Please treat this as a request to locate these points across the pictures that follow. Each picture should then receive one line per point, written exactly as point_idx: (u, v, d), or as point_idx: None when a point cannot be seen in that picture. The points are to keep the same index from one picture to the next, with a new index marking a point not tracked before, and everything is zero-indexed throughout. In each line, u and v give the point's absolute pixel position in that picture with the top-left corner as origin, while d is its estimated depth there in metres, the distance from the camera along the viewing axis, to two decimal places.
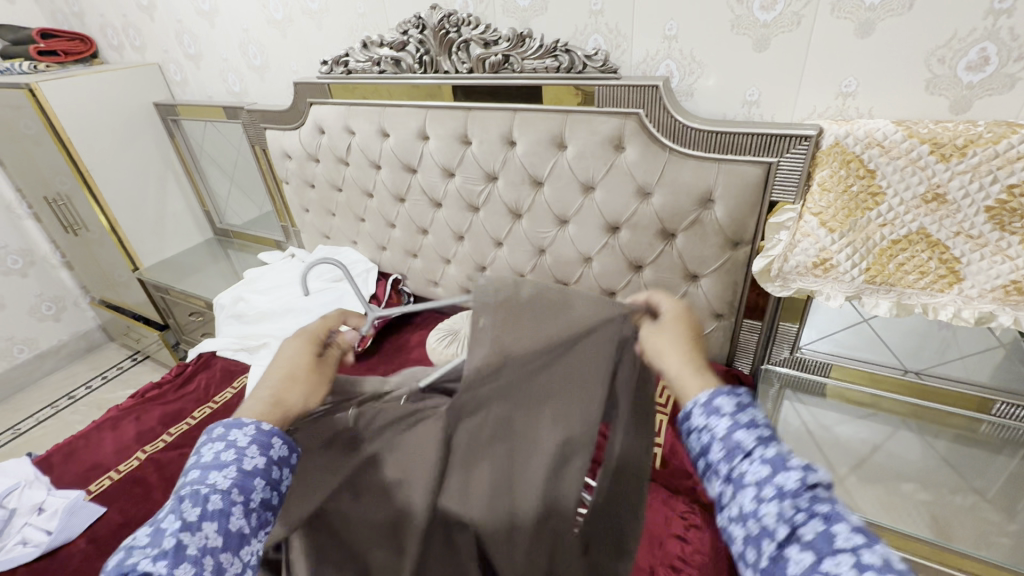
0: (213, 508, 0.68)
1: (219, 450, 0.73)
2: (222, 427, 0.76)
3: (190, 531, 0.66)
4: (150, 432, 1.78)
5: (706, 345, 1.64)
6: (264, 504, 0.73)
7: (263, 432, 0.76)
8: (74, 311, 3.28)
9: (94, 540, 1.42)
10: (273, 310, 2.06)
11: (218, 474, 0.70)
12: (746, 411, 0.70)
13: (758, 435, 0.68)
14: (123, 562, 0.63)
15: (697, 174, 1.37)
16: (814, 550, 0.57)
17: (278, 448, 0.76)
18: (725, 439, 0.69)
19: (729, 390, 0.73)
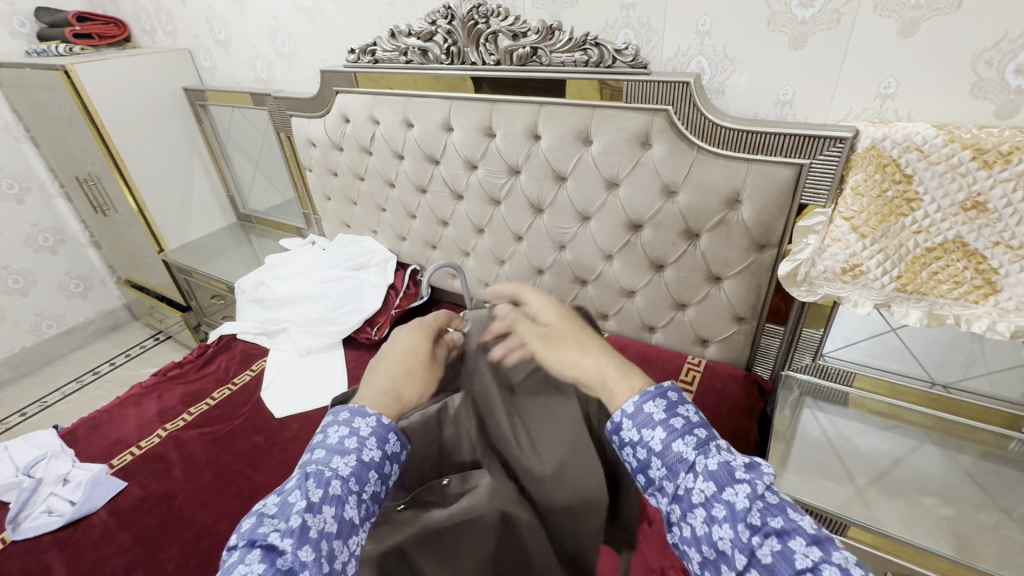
0: (332, 493, 0.75)
1: (344, 436, 0.82)
2: (348, 413, 0.87)
3: (313, 513, 0.72)
4: (171, 410, 1.81)
5: (725, 348, 1.62)
6: (374, 497, 0.80)
7: (382, 426, 0.85)
8: (101, 290, 3.37)
9: (115, 513, 1.45)
10: (293, 296, 2.09)
11: (342, 459, 0.79)
12: (677, 413, 0.83)
13: (694, 443, 0.80)
14: (255, 529, 0.72)
15: (725, 173, 1.34)
16: (772, 569, 0.67)
17: (392, 444, 0.85)
18: (664, 454, 0.80)
19: (656, 395, 0.86)
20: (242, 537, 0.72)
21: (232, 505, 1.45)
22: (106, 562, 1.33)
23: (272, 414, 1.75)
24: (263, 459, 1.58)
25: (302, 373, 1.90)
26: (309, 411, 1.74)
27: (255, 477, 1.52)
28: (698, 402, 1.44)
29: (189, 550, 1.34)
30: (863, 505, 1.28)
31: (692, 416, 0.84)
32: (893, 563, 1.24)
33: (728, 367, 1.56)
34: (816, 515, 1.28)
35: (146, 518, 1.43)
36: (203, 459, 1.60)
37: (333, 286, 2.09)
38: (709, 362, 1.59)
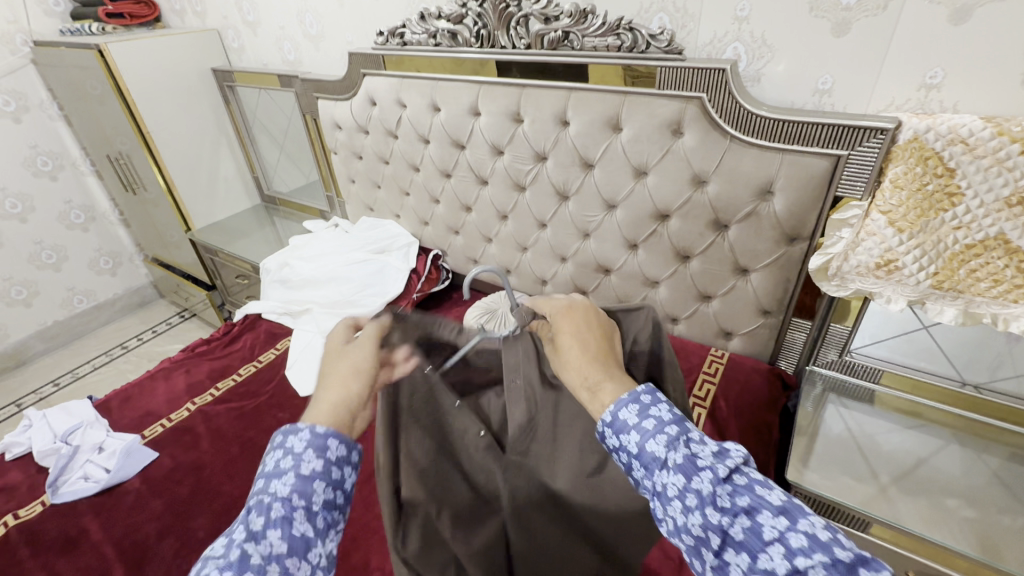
0: (275, 515, 0.70)
1: (279, 460, 0.76)
2: (279, 436, 0.79)
3: (255, 541, 0.67)
4: (199, 385, 1.86)
5: (750, 342, 1.60)
6: (326, 505, 0.75)
7: (318, 436, 0.79)
8: (129, 267, 3.45)
9: (147, 481, 1.51)
10: (318, 278, 2.12)
11: (277, 483, 0.73)
12: (650, 414, 0.76)
13: (666, 440, 0.73)
14: (200, 572, 0.65)
15: (758, 164, 1.31)
16: (747, 548, 0.64)
17: (335, 449, 0.79)
18: (641, 455, 0.74)
19: (627, 399, 0.78)
20: None
21: None
22: (138, 528, 1.38)
23: (296, 391, 1.78)
24: None
25: (326, 353, 1.94)
26: None
27: None
28: (722, 395, 1.43)
29: (217, 520, 1.38)
30: (887, 502, 1.27)
31: (665, 412, 0.77)
32: (914, 561, 1.23)
33: (753, 360, 1.55)
34: (838, 511, 1.28)
35: (176, 488, 1.48)
36: (230, 433, 1.64)
37: (356, 269, 2.12)
38: (732, 354, 1.58)
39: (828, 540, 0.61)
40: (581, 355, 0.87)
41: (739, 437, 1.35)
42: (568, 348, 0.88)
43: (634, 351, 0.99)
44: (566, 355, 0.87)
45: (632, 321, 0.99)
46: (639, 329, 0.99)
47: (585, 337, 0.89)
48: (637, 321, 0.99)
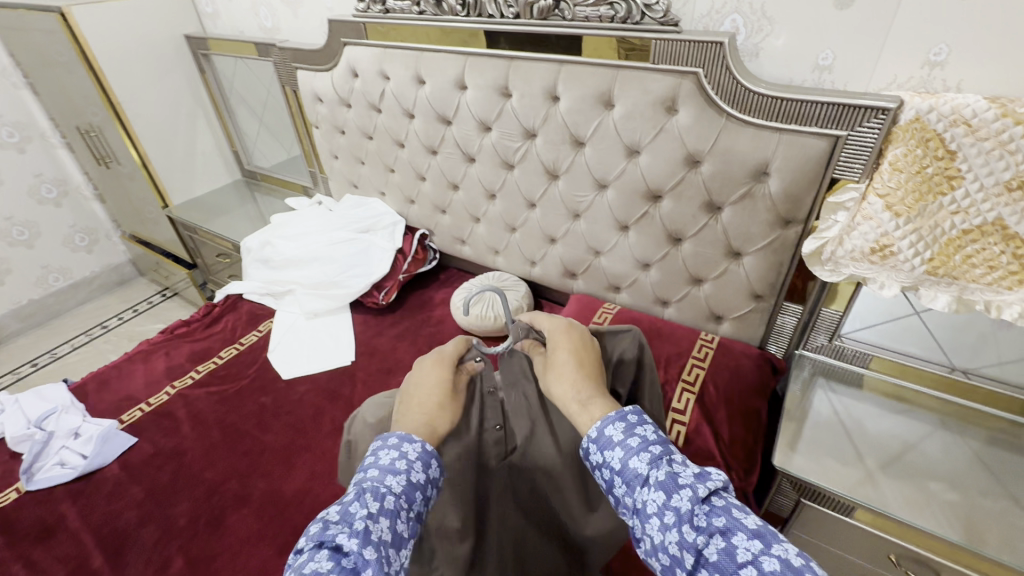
0: (389, 507, 0.70)
1: (394, 457, 0.76)
2: (395, 437, 0.79)
3: (374, 521, 0.68)
4: (179, 368, 1.81)
5: (740, 326, 1.58)
6: (419, 515, 0.75)
7: (427, 451, 0.80)
8: (107, 244, 3.34)
9: (125, 468, 1.47)
10: (300, 257, 2.05)
11: (394, 478, 0.73)
12: (635, 432, 0.76)
13: (649, 457, 0.73)
14: (321, 533, 0.66)
15: (754, 144, 1.27)
16: (720, 570, 0.62)
17: (435, 468, 0.80)
18: (622, 472, 0.74)
19: (613, 416, 0.79)
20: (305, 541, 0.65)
21: (241, 464, 1.46)
22: (118, 516, 1.35)
23: (279, 375, 1.75)
24: (271, 420, 1.59)
25: (310, 336, 1.91)
26: (317, 373, 1.75)
27: (263, 438, 1.53)
28: (712, 380, 1.40)
29: (198, 507, 1.36)
30: (872, 486, 1.28)
31: (651, 433, 0.77)
32: (897, 545, 1.24)
33: (743, 345, 1.53)
34: (823, 496, 1.28)
35: (156, 475, 1.45)
36: (211, 418, 1.61)
37: (340, 249, 2.06)
38: (722, 338, 1.56)
39: (800, 566, 0.59)
40: (569, 376, 0.87)
41: (726, 423, 1.33)
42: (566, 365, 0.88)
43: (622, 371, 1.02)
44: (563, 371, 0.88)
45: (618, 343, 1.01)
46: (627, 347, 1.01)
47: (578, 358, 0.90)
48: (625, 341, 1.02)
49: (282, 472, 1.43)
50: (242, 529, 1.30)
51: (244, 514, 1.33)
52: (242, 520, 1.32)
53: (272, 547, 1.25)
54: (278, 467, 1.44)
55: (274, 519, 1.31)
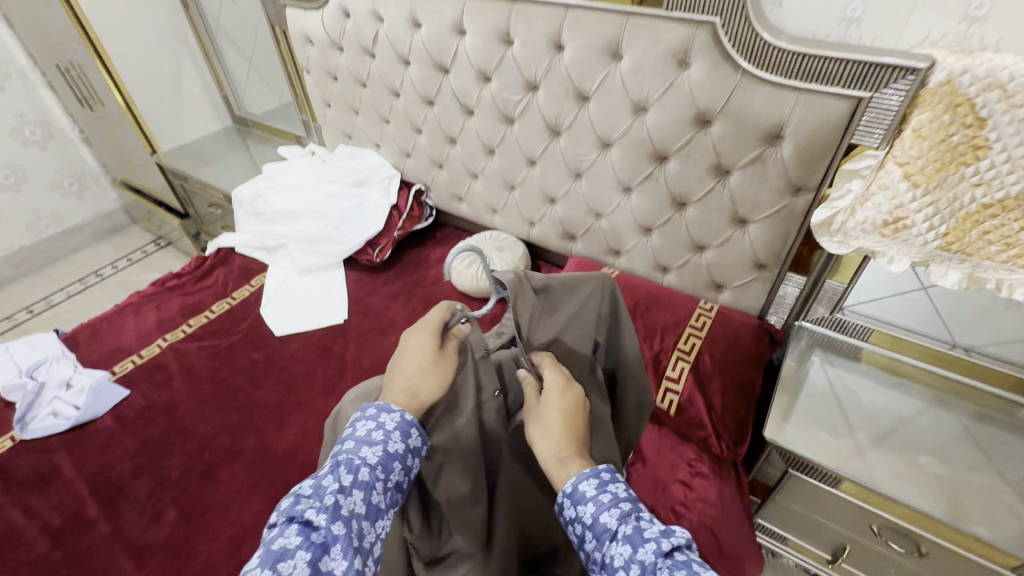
0: (363, 479, 0.72)
1: (370, 428, 0.79)
2: (374, 408, 0.83)
3: (345, 494, 0.69)
4: (170, 321, 1.79)
5: (740, 295, 1.55)
6: (398, 486, 0.77)
7: (406, 420, 0.82)
8: (97, 189, 3.26)
9: (119, 420, 1.48)
10: (293, 211, 2.00)
11: (370, 449, 0.75)
12: (607, 488, 0.78)
13: (619, 513, 0.75)
14: (291, 507, 0.67)
15: (769, 104, 1.18)
16: None
17: (414, 438, 0.82)
18: (593, 526, 0.75)
19: (588, 471, 0.80)
20: (275, 515, 0.66)
21: (232, 419, 1.47)
22: (112, 467, 1.37)
23: (272, 331, 1.73)
24: (262, 376, 1.58)
25: (302, 292, 1.88)
26: (308, 330, 1.74)
27: (255, 394, 1.53)
28: (708, 349, 1.38)
29: (191, 460, 1.37)
30: (859, 459, 1.28)
31: (622, 490, 0.79)
32: (879, 516, 1.24)
33: (743, 315, 1.50)
34: (811, 468, 1.27)
35: (148, 427, 1.46)
36: (203, 373, 1.60)
37: (334, 203, 2.00)
38: (722, 307, 1.53)
39: None
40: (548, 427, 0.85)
41: (720, 394, 1.32)
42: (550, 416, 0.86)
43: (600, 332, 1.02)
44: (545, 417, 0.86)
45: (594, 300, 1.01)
46: (606, 307, 1.01)
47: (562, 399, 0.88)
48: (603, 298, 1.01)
49: (274, 427, 1.44)
50: (234, 482, 1.32)
51: (237, 468, 1.35)
52: (234, 474, 1.34)
53: (264, 500, 1.27)
54: (270, 423, 1.45)
55: (266, 473, 1.33)
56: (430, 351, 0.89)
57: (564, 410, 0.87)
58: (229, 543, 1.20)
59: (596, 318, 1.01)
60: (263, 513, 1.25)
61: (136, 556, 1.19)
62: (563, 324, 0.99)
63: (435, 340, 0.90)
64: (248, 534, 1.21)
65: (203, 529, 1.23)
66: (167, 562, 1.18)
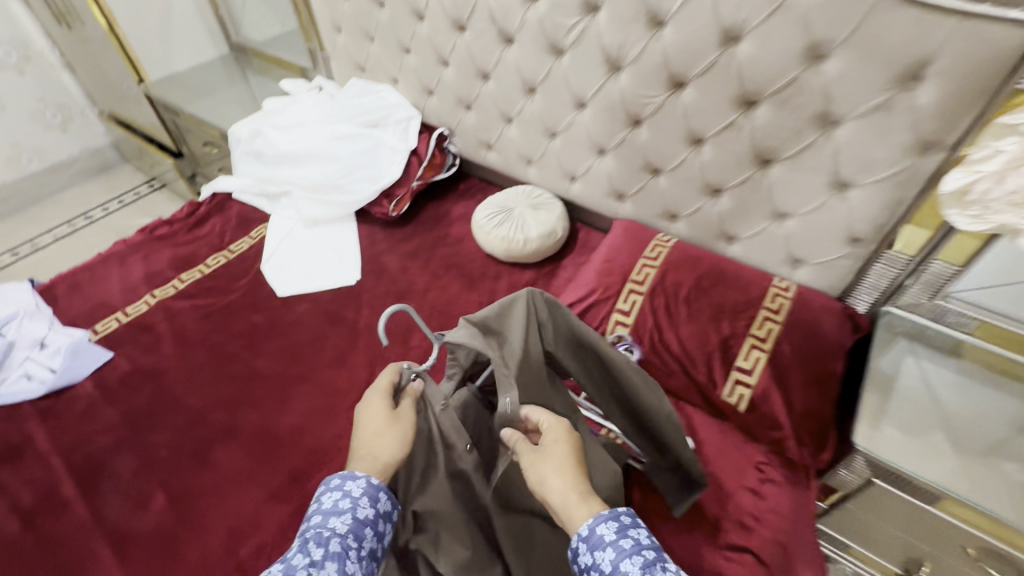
0: (334, 550, 0.76)
1: (337, 498, 0.83)
2: (338, 478, 0.86)
3: (318, 567, 0.73)
4: (159, 275, 1.58)
5: (821, 274, 1.31)
6: (371, 553, 0.81)
7: (373, 485, 0.86)
8: (83, 123, 2.98)
9: (100, 386, 1.30)
10: (297, 153, 1.74)
11: (338, 520, 0.80)
12: (628, 534, 0.77)
13: (642, 560, 0.74)
14: None
15: (914, 33, 0.91)
16: None
17: (381, 502, 0.86)
18: (612, 573, 0.74)
19: (606, 515, 0.80)
20: None
21: (228, 392, 1.28)
22: (92, 442, 1.20)
23: (274, 292, 1.52)
24: (263, 343, 1.39)
25: (309, 247, 1.66)
26: (316, 293, 1.52)
27: (255, 363, 1.34)
28: (788, 337, 1.16)
29: (180, 437, 1.19)
30: (989, 465, 1.02)
31: (644, 537, 0.79)
32: (984, 542, 1.03)
33: (824, 297, 1.25)
34: (907, 481, 1.03)
35: (133, 397, 1.28)
36: (196, 337, 1.40)
37: (345, 146, 1.74)
38: (801, 286, 1.29)
39: None
40: (557, 466, 0.86)
41: (801, 390, 1.12)
42: (558, 455, 0.88)
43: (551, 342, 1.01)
44: (549, 457, 0.88)
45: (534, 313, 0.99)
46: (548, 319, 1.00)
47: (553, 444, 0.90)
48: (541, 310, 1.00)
49: (277, 403, 1.26)
50: (231, 464, 1.14)
51: (234, 449, 1.17)
52: (231, 456, 1.16)
53: (265, 488, 1.11)
54: (272, 398, 1.27)
55: (268, 459, 1.15)
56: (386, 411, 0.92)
57: (564, 457, 0.87)
58: (225, 538, 1.03)
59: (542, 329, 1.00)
60: (264, 504, 1.08)
61: (118, 546, 1.03)
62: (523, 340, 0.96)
63: (387, 402, 0.93)
64: (247, 527, 1.05)
65: (195, 520, 1.06)
66: (154, 557, 1.02)
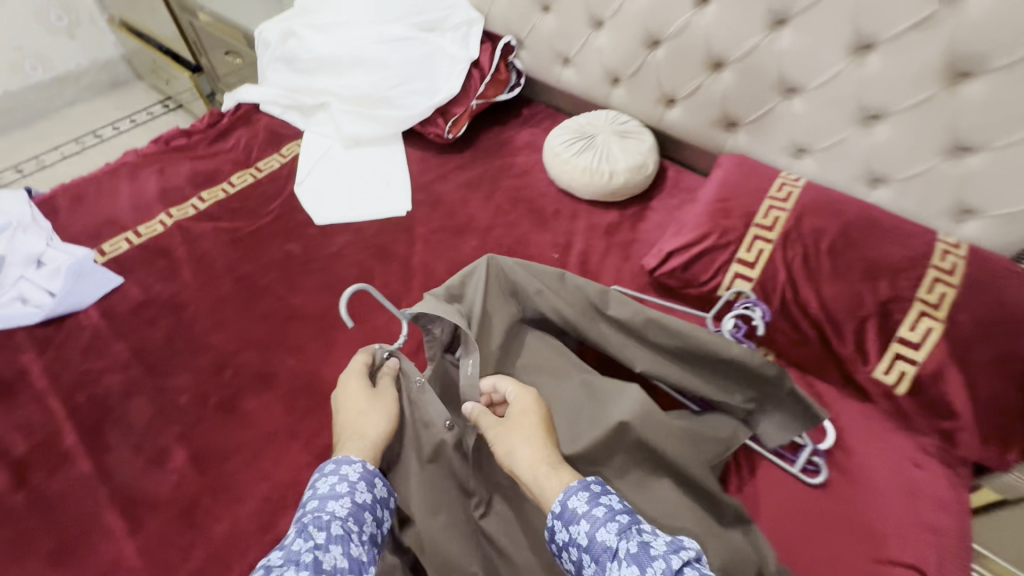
0: (337, 533, 0.60)
1: (335, 483, 0.67)
2: (330, 463, 0.71)
3: (322, 551, 0.57)
4: (176, 192, 1.34)
5: (1001, 228, 1.00)
6: (373, 539, 0.65)
7: (370, 469, 0.71)
8: (91, 30, 2.67)
9: (108, 316, 1.09)
10: (336, 58, 1.46)
11: (336, 502, 0.65)
12: (601, 502, 0.67)
13: (617, 527, 0.64)
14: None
15: None
16: None
17: (380, 488, 0.70)
18: (591, 547, 0.64)
19: (576, 485, 0.69)
20: None
21: (259, 331, 1.06)
22: (99, 381, 1.00)
23: (310, 219, 1.29)
24: (300, 276, 1.16)
25: (350, 171, 1.41)
26: (360, 223, 1.29)
27: (291, 299, 1.12)
28: (970, 306, 0.88)
29: (202, 381, 0.99)
30: None
31: (618, 502, 0.68)
32: None
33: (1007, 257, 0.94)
34: None
35: (147, 332, 1.07)
36: (221, 265, 1.18)
37: (393, 51, 1.44)
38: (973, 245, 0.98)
39: None
40: (527, 436, 0.77)
41: (985, 375, 0.85)
42: (526, 425, 0.79)
43: (547, 304, 0.96)
44: (516, 429, 0.78)
45: (513, 277, 0.96)
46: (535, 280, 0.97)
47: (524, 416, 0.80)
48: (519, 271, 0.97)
49: (318, 347, 1.04)
50: (264, 417, 0.94)
51: (268, 399, 0.96)
52: (264, 407, 0.95)
53: (307, 448, 0.90)
54: (312, 341, 1.05)
55: (307, 416, 0.95)
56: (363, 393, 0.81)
57: (532, 426, 0.79)
58: (259, 506, 0.84)
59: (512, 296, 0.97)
60: (305, 468, 0.88)
61: (129, 510, 0.84)
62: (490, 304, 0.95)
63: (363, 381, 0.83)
64: (286, 494, 0.85)
65: (222, 481, 0.87)
66: (174, 523, 0.83)
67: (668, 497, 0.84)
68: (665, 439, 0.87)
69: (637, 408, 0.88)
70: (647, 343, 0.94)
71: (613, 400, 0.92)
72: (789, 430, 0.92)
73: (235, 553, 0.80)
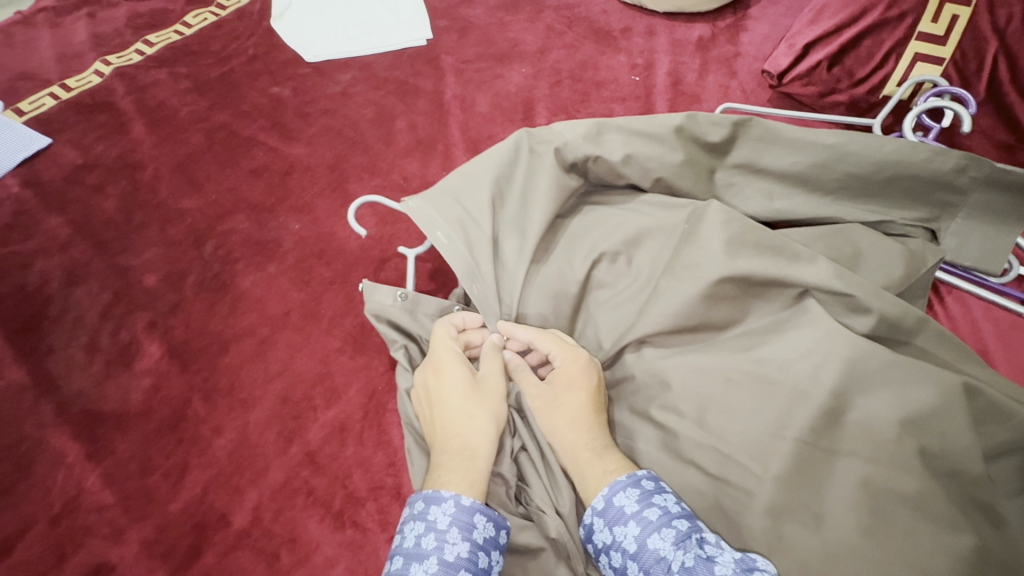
0: None
1: (419, 533, 0.44)
2: (418, 502, 0.45)
3: None
4: (111, 32, 0.97)
5: None
6: None
7: (465, 509, 0.44)
8: None
9: (34, 186, 0.77)
10: None
11: (418, 567, 0.42)
12: (655, 503, 0.43)
13: (674, 535, 0.42)
14: None
15: None
16: None
17: (485, 528, 0.44)
18: (639, 556, 0.42)
19: (622, 479, 0.45)
20: None
21: (249, 190, 0.76)
22: (27, 266, 0.69)
23: (298, 56, 0.93)
24: (296, 123, 0.84)
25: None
26: (367, 58, 0.93)
27: (287, 151, 0.81)
28: None
29: (175, 257, 0.69)
30: None
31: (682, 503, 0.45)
32: None
33: None
34: None
35: (92, 199, 0.75)
36: (184, 114, 0.85)
37: None
38: None
39: None
40: (570, 421, 0.49)
41: None
42: (571, 405, 0.50)
43: (603, 170, 0.60)
44: (557, 408, 0.50)
45: (547, 148, 0.60)
46: (580, 140, 0.59)
47: (562, 384, 0.51)
48: (565, 129, 0.60)
49: (333, 204, 0.75)
50: (269, 296, 0.66)
51: (271, 272, 0.68)
52: (267, 282, 0.67)
53: (335, 329, 0.63)
54: (323, 198, 0.75)
55: (333, 288, 0.66)
56: (391, 343, 0.58)
57: (575, 403, 0.50)
58: (275, 409, 0.58)
59: (544, 151, 0.59)
60: (337, 357, 0.61)
61: (90, 429, 0.57)
62: (523, 172, 0.60)
63: (383, 329, 0.58)
64: (312, 393, 0.59)
65: (217, 381, 0.60)
66: (151, 443, 0.56)
67: (836, 352, 0.47)
68: (780, 272, 0.50)
69: (730, 244, 0.52)
70: (769, 171, 0.62)
71: (684, 238, 0.55)
72: (997, 249, 0.62)
73: (248, 473, 0.54)
